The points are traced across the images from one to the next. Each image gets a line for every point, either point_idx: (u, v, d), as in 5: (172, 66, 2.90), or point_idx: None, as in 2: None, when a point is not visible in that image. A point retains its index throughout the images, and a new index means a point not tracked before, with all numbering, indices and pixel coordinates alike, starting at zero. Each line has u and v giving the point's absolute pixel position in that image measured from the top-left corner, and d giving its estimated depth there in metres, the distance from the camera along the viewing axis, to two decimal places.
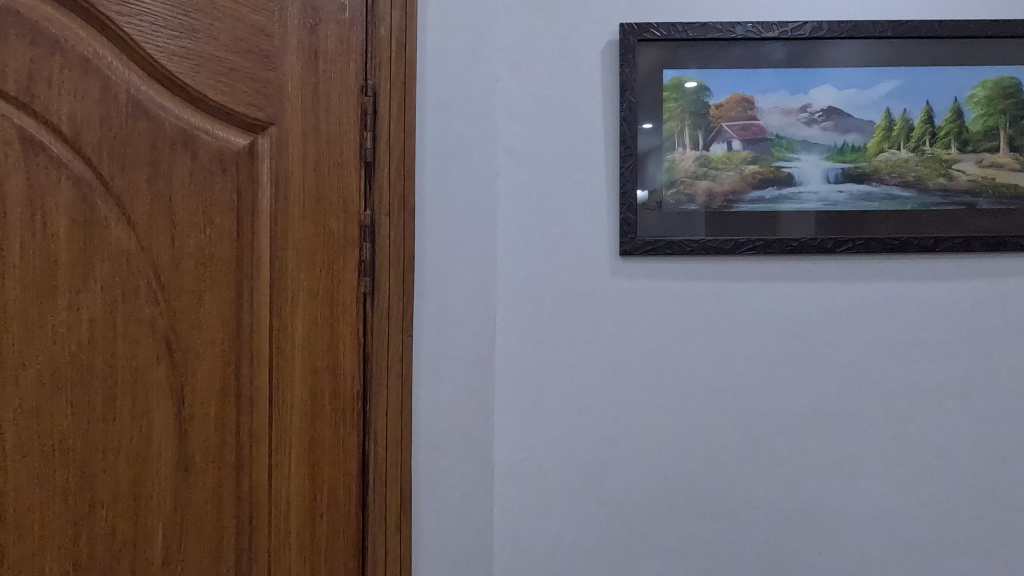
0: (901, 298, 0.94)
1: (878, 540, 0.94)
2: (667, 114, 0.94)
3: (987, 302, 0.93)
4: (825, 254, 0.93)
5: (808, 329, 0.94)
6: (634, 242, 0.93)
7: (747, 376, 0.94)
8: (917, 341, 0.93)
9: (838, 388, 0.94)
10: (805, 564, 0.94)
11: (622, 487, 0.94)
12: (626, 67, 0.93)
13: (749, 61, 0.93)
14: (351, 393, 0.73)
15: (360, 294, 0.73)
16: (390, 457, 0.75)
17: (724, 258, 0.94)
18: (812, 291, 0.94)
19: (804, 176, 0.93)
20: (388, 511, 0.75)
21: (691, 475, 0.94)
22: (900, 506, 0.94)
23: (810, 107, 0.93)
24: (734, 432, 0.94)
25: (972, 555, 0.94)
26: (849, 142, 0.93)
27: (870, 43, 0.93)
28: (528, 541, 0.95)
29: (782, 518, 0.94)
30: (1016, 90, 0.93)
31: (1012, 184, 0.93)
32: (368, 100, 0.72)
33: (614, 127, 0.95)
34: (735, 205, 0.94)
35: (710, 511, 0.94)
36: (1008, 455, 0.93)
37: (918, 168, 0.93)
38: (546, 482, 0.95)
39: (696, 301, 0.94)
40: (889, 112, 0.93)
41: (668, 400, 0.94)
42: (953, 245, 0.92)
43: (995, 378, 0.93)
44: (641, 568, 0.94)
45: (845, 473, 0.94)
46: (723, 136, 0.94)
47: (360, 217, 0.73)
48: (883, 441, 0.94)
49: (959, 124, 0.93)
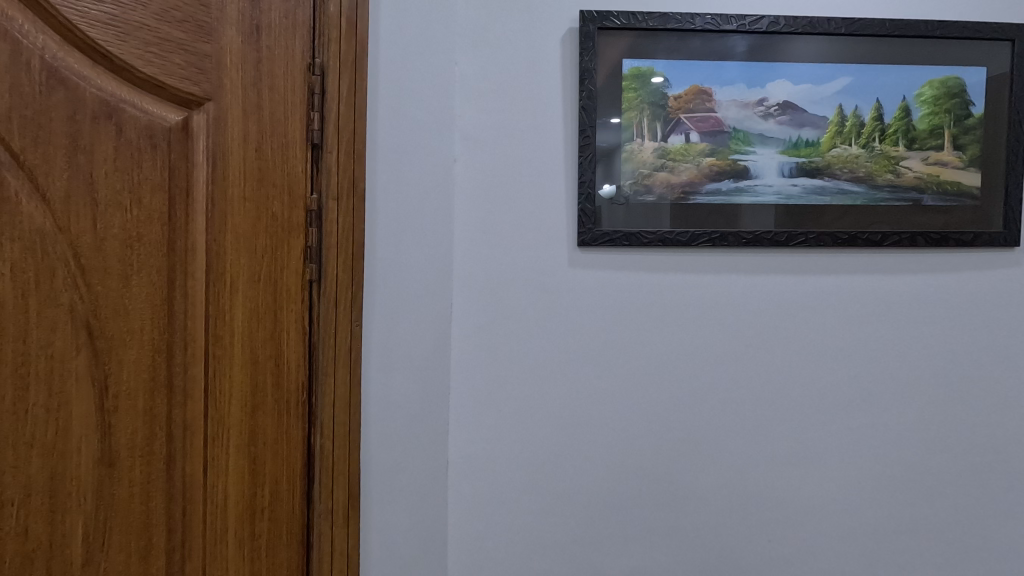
0: (850, 292, 0.96)
1: (823, 528, 0.96)
2: (626, 105, 0.93)
3: (931, 296, 0.96)
4: (779, 247, 0.94)
5: (761, 321, 0.95)
6: (591, 232, 0.93)
7: (701, 368, 0.95)
8: (865, 333, 0.96)
9: (789, 380, 0.95)
10: (754, 552, 0.96)
11: (577, 478, 0.94)
12: (586, 56, 0.91)
13: (708, 53, 0.93)
14: (297, 384, 0.70)
15: (306, 281, 0.70)
16: (337, 450, 0.73)
17: (681, 250, 0.94)
18: (766, 283, 0.95)
19: (759, 170, 0.94)
20: (335, 506, 0.73)
21: (646, 466, 0.94)
22: (845, 494, 0.96)
23: (767, 101, 0.94)
24: (689, 423, 0.95)
25: (911, 540, 0.97)
26: (803, 136, 0.95)
27: (825, 39, 0.94)
28: (483, 535, 0.94)
29: (733, 508, 0.95)
30: (961, 90, 0.95)
31: (955, 182, 0.96)
32: (316, 80, 0.70)
33: (573, 116, 0.94)
34: (692, 197, 0.94)
35: (663, 501, 0.95)
36: (947, 444, 0.97)
37: (868, 164, 0.95)
38: (502, 475, 0.94)
39: (653, 292, 0.94)
40: (842, 108, 0.95)
41: (623, 390, 0.94)
42: (899, 239, 0.95)
43: (935, 369, 0.96)
44: (595, 559, 0.95)
45: (793, 463, 0.96)
46: (681, 127, 0.94)
47: (307, 201, 0.70)
48: (831, 431, 0.96)
49: (907, 122, 0.95)
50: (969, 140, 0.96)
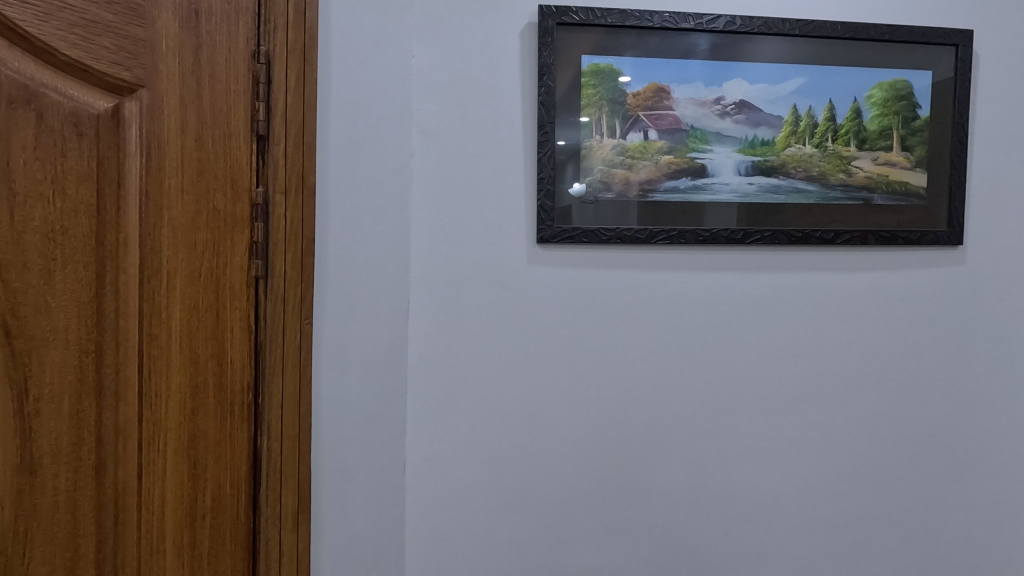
0: (804, 289, 0.97)
1: (778, 521, 0.98)
2: (585, 101, 0.93)
3: (881, 293, 0.99)
4: (735, 245, 0.95)
5: (718, 318, 0.96)
6: (551, 229, 0.92)
7: (659, 365, 0.95)
8: (818, 329, 0.98)
9: (745, 376, 0.96)
10: (711, 545, 0.97)
11: (537, 476, 0.94)
12: (545, 51, 0.91)
13: (666, 51, 0.94)
14: (241, 384, 0.68)
15: (251, 278, 0.68)
16: (285, 453, 0.70)
17: (640, 247, 0.94)
18: (723, 281, 0.96)
19: (716, 168, 0.95)
20: (283, 511, 0.70)
21: (604, 463, 0.94)
22: (799, 487, 0.98)
23: (723, 100, 0.95)
24: (647, 420, 0.95)
25: (862, 531, 0.99)
26: (759, 136, 0.96)
27: (780, 40, 0.95)
28: (441, 536, 0.93)
29: (690, 503, 0.96)
30: (909, 93, 0.98)
31: (904, 182, 0.98)
32: (261, 68, 0.67)
33: (532, 112, 0.93)
34: (650, 195, 0.94)
35: (622, 498, 0.95)
36: (895, 437, 1.00)
37: (822, 163, 0.97)
38: (461, 474, 0.92)
39: (611, 290, 0.94)
40: (796, 108, 0.96)
41: (582, 387, 0.94)
42: (851, 238, 0.97)
43: (884, 365, 0.99)
44: (554, 557, 0.94)
45: (749, 458, 0.97)
46: (640, 125, 0.94)
47: (252, 194, 0.67)
48: (785, 426, 0.97)
49: (858, 123, 0.97)
50: (916, 141, 0.98)
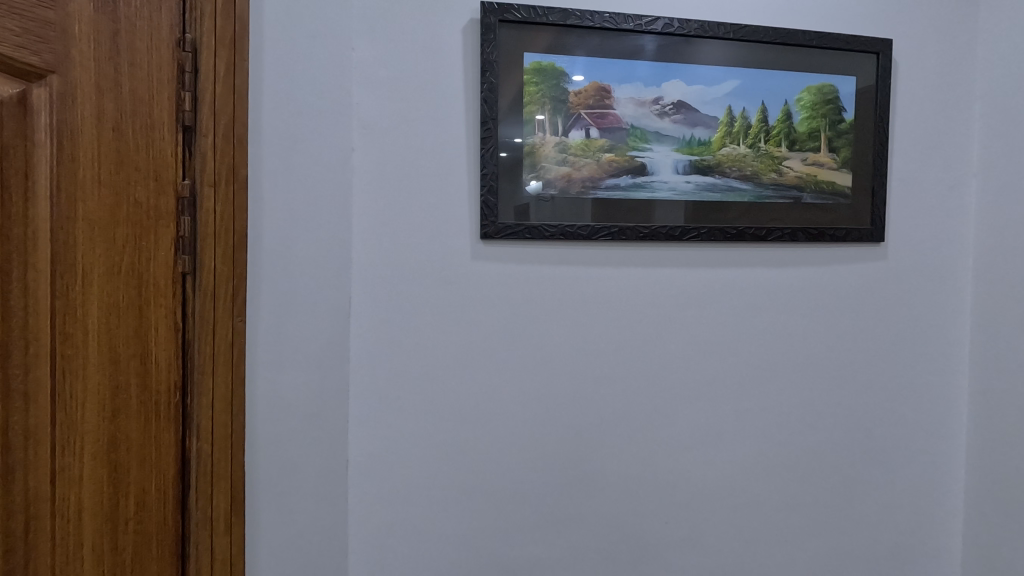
0: (738, 284, 1.01)
1: (716, 507, 1.01)
2: (527, 98, 0.93)
3: (810, 287, 1.04)
4: (674, 241, 0.98)
5: (658, 312, 0.99)
6: (494, 225, 0.92)
7: (601, 359, 0.97)
8: (752, 323, 1.02)
9: (683, 370, 1.00)
10: (652, 532, 1.00)
11: (481, 470, 0.94)
12: (487, 48, 0.91)
13: (606, 51, 0.95)
14: (168, 384, 0.66)
15: (178, 274, 0.65)
16: (217, 455, 0.68)
17: (582, 243, 0.96)
18: (662, 276, 0.99)
19: (656, 166, 0.98)
20: (214, 515, 0.68)
21: (548, 455, 0.96)
22: (735, 473, 1.02)
23: (662, 100, 0.98)
24: (589, 413, 0.97)
25: (794, 514, 1.04)
26: (696, 135, 0.99)
27: (715, 43, 0.99)
28: (384, 534, 0.92)
29: (631, 494, 0.99)
30: (835, 97, 1.03)
31: (831, 182, 1.03)
32: (187, 57, 0.65)
33: (474, 108, 0.93)
34: (593, 192, 0.96)
35: (566, 489, 0.97)
36: (824, 423, 1.05)
37: (755, 163, 1.01)
38: (405, 470, 0.92)
39: (555, 285, 0.96)
40: (731, 109, 1.00)
41: (526, 381, 0.95)
42: (782, 235, 1.01)
43: (813, 355, 1.04)
44: (499, 550, 0.95)
45: (687, 448, 1.00)
46: (582, 123, 0.95)
47: (178, 187, 0.65)
48: (721, 417, 1.01)
49: (788, 124, 1.02)
50: (842, 143, 1.04)
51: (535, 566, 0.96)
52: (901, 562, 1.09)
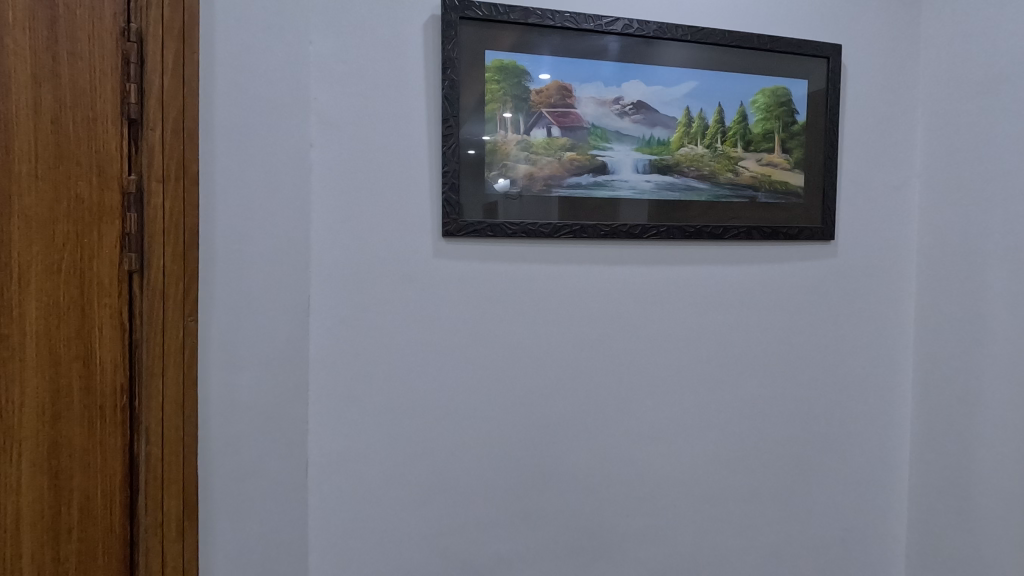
0: (697, 281, 1.04)
1: (676, 499, 1.04)
2: (489, 96, 0.93)
3: (765, 283, 1.07)
4: (634, 239, 1.00)
5: (618, 309, 1.00)
6: (456, 223, 0.92)
7: (564, 356, 0.98)
8: (709, 320, 1.04)
9: (643, 366, 1.01)
10: (614, 526, 1.01)
11: (444, 468, 0.94)
12: (448, 45, 0.90)
13: (567, 50, 0.96)
14: (114, 387, 0.64)
15: (124, 273, 0.63)
16: (168, 460, 0.66)
17: (544, 241, 0.97)
18: (623, 273, 1.00)
19: (616, 165, 0.99)
20: (165, 520, 0.66)
21: (511, 452, 0.96)
22: (694, 466, 1.04)
23: (622, 100, 0.99)
24: (551, 410, 0.98)
25: (750, 504, 1.08)
26: (655, 135, 1.00)
27: (673, 44, 1.00)
28: (346, 535, 0.91)
29: (593, 489, 1.00)
30: (788, 99, 1.06)
31: (784, 182, 1.07)
32: (132, 47, 0.63)
33: (436, 105, 0.92)
34: (554, 190, 0.96)
35: (529, 486, 0.97)
36: (778, 416, 1.08)
37: (712, 163, 1.03)
38: (367, 470, 0.91)
39: (517, 283, 0.96)
40: (689, 109, 1.02)
41: (489, 379, 0.95)
42: (738, 233, 1.04)
43: (767, 350, 1.07)
44: (462, 548, 0.95)
45: (647, 443, 1.02)
46: (543, 122, 0.96)
47: (123, 182, 0.63)
48: (680, 411, 1.03)
49: (744, 126, 1.05)
50: (794, 144, 1.07)
51: (499, 563, 0.97)
52: (851, 547, 1.13)
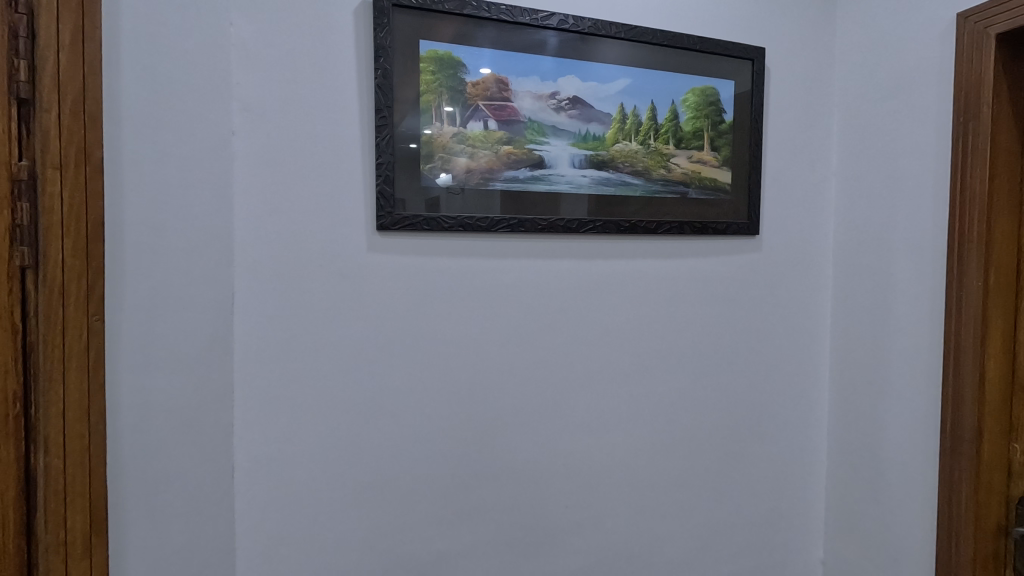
0: (631, 274, 1.06)
1: (613, 488, 1.06)
2: (424, 87, 0.91)
3: (695, 277, 1.11)
4: (571, 233, 1.01)
5: (555, 303, 1.01)
6: (391, 216, 0.90)
7: (501, 350, 0.98)
8: (643, 313, 1.07)
9: (580, 359, 1.03)
10: (553, 517, 1.02)
11: (381, 467, 0.92)
12: (380, 32, 0.87)
13: (503, 43, 0.95)
14: (5, 396, 0.56)
15: (16, 268, 0.57)
16: (71, 471, 0.61)
17: (482, 235, 0.96)
18: (559, 268, 1.01)
19: (553, 160, 0.99)
20: (69, 536, 0.61)
21: (450, 449, 0.96)
22: (630, 454, 1.07)
23: (558, 95, 0.99)
24: (489, 404, 0.97)
25: (682, 489, 1.12)
26: (591, 130, 1.02)
27: (608, 41, 1.02)
28: (277, 540, 0.88)
29: (532, 482, 1.01)
30: (717, 99, 1.10)
31: (713, 179, 1.11)
32: (21, 18, 0.56)
33: (368, 95, 0.90)
34: (492, 184, 0.96)
35: (468, 482, 0.97)
36: (708, 404, 1.13)
37: (645, 159, 1.06)
38: (299, 472, 0.88)
39: (454, 277, 0.95)
40: (623, 106, 1.04)
41: (426, 376, 0.94)
42: (670, 228, 1.07)
43: (698, 340, 1.11)
44: (400, 547, 0.94)
45: (585, 434, 1.04)
46: (479, 115, 0.95)
47: (12, 168, 0.56)
48: (616, 403, 1.06)
49: (675, 123, 1.08)
50: (722, 143, 1.11)
51: (439, 560, 0.96)
52: (775, 526, 1.20)
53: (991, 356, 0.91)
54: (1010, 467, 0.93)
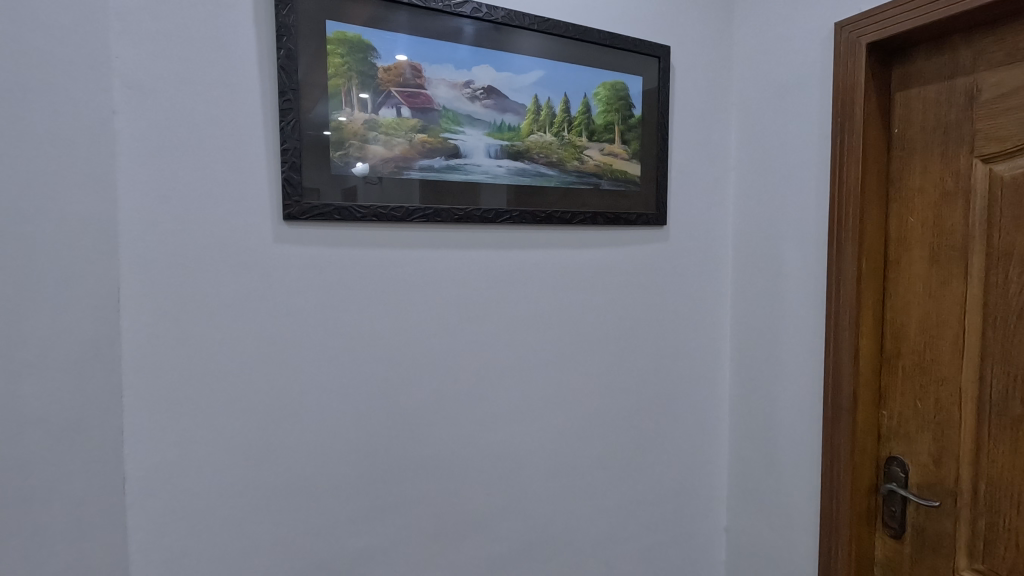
0: (547, 264, 1.08)
1: (534, 473, 1.09)
2: (332, 70, 0.87)
3: (608, 266, 1.15)
4: (488, 224, 1.01)
5: (473, 293, 1.01)
6: (298, 205, 0.85)
7: (419, 343, 0.97)
8: (560, 301, 1.10)
9: (499, 349, 1.04)
10: (474, 506, 1.03)
11: (294, 467, 0.89)
12: (282, 9, 0.82)
13: (415, 28, 0.93)
14: None
15: None
16: None
17: (396, 226, 0.94)
18: (476, 258, 1.01)
19: (468, 149, 0.99)
20: None
21: (367, 444, 0.94)
22: (549, 439, 1.10)
23: (473, 85, 0.99)
24: (408, 397, 0.96)
25: (599, 470, 1.16)
26: (506, 121, 1.02)
27: (521, 32, 1.02)
28: (179, 551, 0.82)
29: (453, 473, 1.01)
30: (626, 94, 1.14)
31: (624, 171, 1.15)
32: None
33: (270, 76, 0.84)
34: (407, 172, 0.94)
35: (387, 476, 0.96)
36: (621, 387, 1.18)
37: (559, 151, 1.08)
38: (202, 478, 0.83)
39: (368, 269, 0.92)
40: (537, 98, 1.05)
41: (340, 371, 0.91)
42: (584, 219, 1.10)
43: (611, 327, 1.16)
44: (317, 548, 0.91)
45: (504, 422, 1.05)
46: (392, 101, 0.92)
47: None
48: (534, 390, 1.08)
49: (587, 116, 1.10)
50: (632, 136, 1.15)
51: (358, 558, 0.94)
52: (684, 498, 1.28)
53: (864, 334, 1.01)
54: (880, 432, 1.04)
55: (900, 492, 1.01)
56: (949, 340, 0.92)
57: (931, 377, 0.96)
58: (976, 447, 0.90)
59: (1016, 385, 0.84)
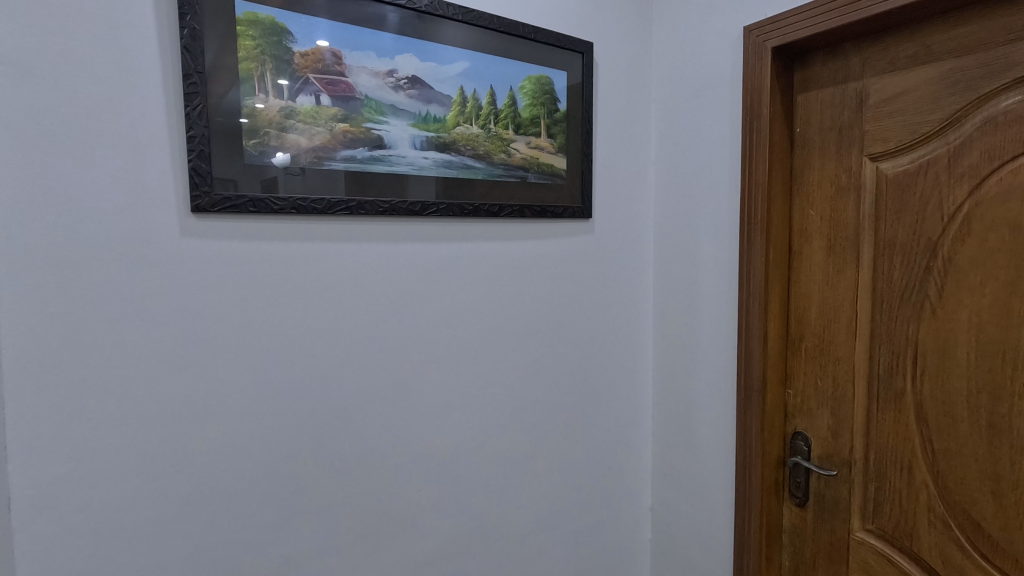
0: (475, 257, 1.08)
1: (465, 465, 1.09)
2: (243, 53, 0.82)
3: (536, 258, 1.17)
4: (414, 217, 0.99)
5: (400, 287, 1.00)
6: (208, 196, 0.80)
7: (344, 339, 0.94)
8: (488, 294, 1.11)
9: (428, 343, 1.03)
10: (405, 501, 1.02)
11: (209, 474, 0.84)
12: None
13: (334, 13, 0.89)
14: None
15: None
16: None
17: (317, 218, 0.90)
18: (402, 252, 1.00)
19: (393, 140, 0.96)
20: None
21: (290, 446, 0.90)
22: (479, 431, 1.11)
23: (396, 74, 0.96)
24: (333, 395, 0.94)
25: (529, 459, 1.19)
26: (431, 112, 1.00)
27: (445, 22, 1.00)
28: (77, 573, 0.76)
29: (382, 470, 1.00)
30: (551, 89, 1.15)
31: (550, 164, 1.17)
32: None
33: (172, 57, 0.78)
34: (327, 163, 0.90)
35: (313, 478, 0.93)
36: (549, 377, 1.21)
37: (486, 143, 1.08)
38: (104, 492, 0.77)
39: (288, 264, 0.88)
40: (462, 90, 1.04)
41: (259, 371, 0.87)
42: (512, 211, 1.11)
43: (539, 318, 1.18)
44: (237, 557, 0.87)
45: (434, 417, 1.05)
46: (310, 88, 0.88)
47: None
48: (464, 383, 1.08)
49: (514, 109, 1.11)
50: (557, 130, 1.17)
51: (283, 563, 0.91)
52: (611, 481, 1.33)
53: (771, 319, 1.09)
54: (786, 409, 1.13)
55: (803, 463, 1.09)
56: (843, 322, 1.01)
57: (829, 357, 1.04)
58: (867, 419, 0.99)
59: (900, 362, 0.94)
